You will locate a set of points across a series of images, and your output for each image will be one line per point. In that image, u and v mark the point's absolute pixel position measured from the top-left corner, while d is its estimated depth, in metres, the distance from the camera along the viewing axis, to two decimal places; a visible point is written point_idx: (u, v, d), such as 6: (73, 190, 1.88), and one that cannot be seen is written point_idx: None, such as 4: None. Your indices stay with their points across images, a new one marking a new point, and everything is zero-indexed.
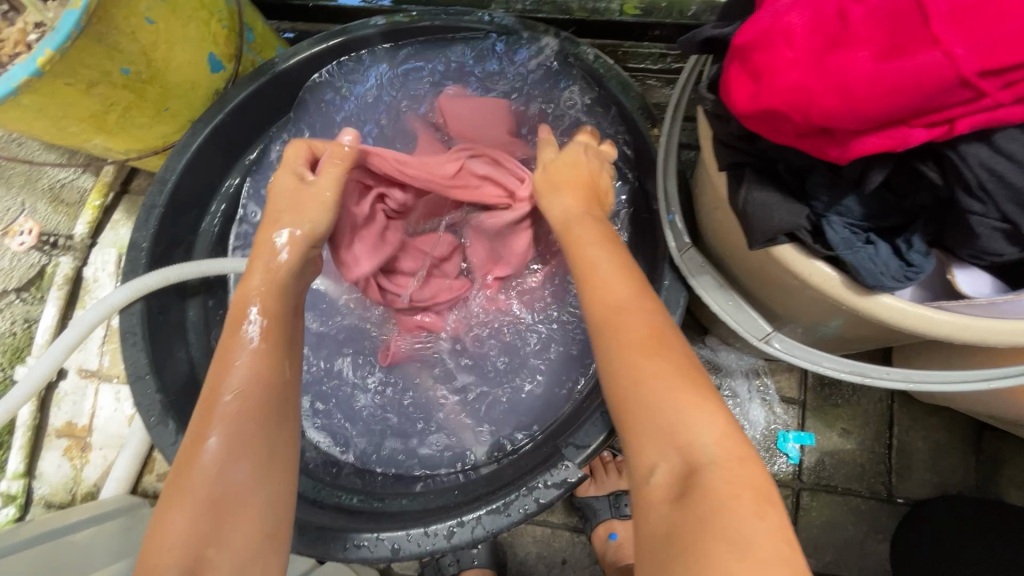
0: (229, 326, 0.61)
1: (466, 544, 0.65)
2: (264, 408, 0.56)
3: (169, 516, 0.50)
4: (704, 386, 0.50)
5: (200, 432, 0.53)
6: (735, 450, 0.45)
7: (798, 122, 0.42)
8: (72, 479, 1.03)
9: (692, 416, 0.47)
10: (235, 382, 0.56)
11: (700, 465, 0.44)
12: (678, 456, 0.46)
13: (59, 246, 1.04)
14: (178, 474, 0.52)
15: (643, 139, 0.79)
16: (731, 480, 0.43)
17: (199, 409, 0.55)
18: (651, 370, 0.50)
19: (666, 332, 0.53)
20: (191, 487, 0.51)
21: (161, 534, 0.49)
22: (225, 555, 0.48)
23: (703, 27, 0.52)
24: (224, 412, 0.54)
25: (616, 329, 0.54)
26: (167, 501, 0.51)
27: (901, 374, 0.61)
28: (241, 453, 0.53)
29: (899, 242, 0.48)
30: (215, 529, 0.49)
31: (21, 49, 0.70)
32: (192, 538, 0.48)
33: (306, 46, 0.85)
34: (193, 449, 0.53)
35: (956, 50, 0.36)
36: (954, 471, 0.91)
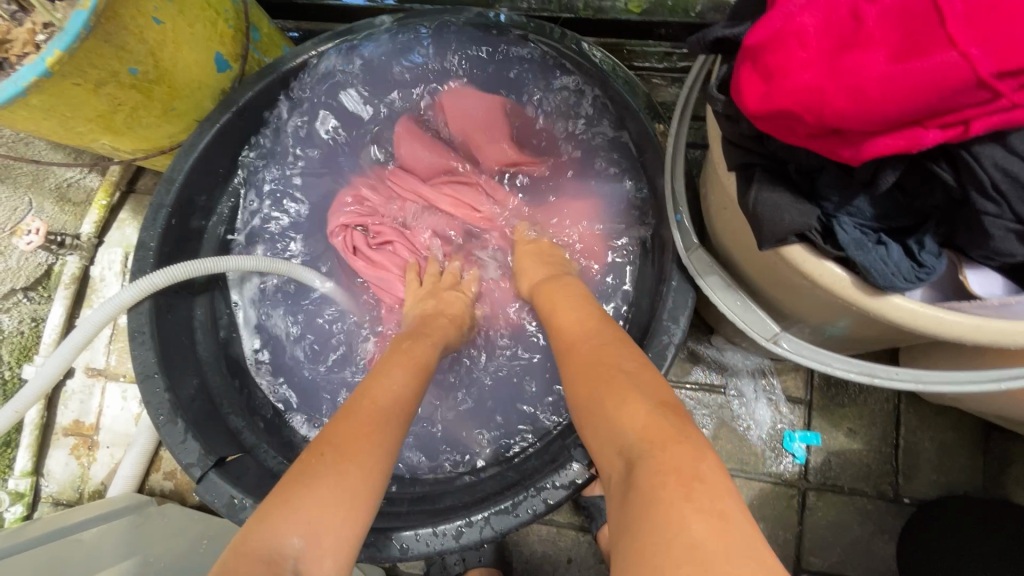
0: (389, 354, 0.67)
1: (475, 544, 0.66)
2: (405, 423, 0.59)
3: (298, 495, 0.48)
4: (647, 391, 0.51)
5: (357, 427, 0.54)
6: (663, 438, 0.45)
7: (810, 123, 0.42)
8: (79, 477, 1.04)
9: (622, 421, 0.49)
10: (391, 393, 0.60)
11: (634, 460, 0.45)
12: (619, 460, 0.47)
13: (67, 245, 1.02)
14: (323, 458, 0.51)
15: (650, 139, 0.79)
16: (658, 469, 0.43)
17: (346, 410, 0.57)
18: (590, 395, 0.53)
19: (603, 355, 0.57)
20: (339, 473, 0.50)
21: (283, 515, 0.47)
22: (336, 547, 0.47)
23: (713, 26, 0.52)
24: (383, 417, 0.57)
25: (576, 355, 0.60)
26: (300, 483, 0.50)
27: (910, 374, 0.62)
28: (389, 455, 0.54)
29: (911, 243, 0.48)
30: (338, 519, 0.48)
31: (29, 50, 0.70)
32: (314, 523, 0.47)
33: (311, 45, 0.85)
34: (352, 438, 0.53)
35: (972, 50, 0.35)
36: (960, 471, 0.91)
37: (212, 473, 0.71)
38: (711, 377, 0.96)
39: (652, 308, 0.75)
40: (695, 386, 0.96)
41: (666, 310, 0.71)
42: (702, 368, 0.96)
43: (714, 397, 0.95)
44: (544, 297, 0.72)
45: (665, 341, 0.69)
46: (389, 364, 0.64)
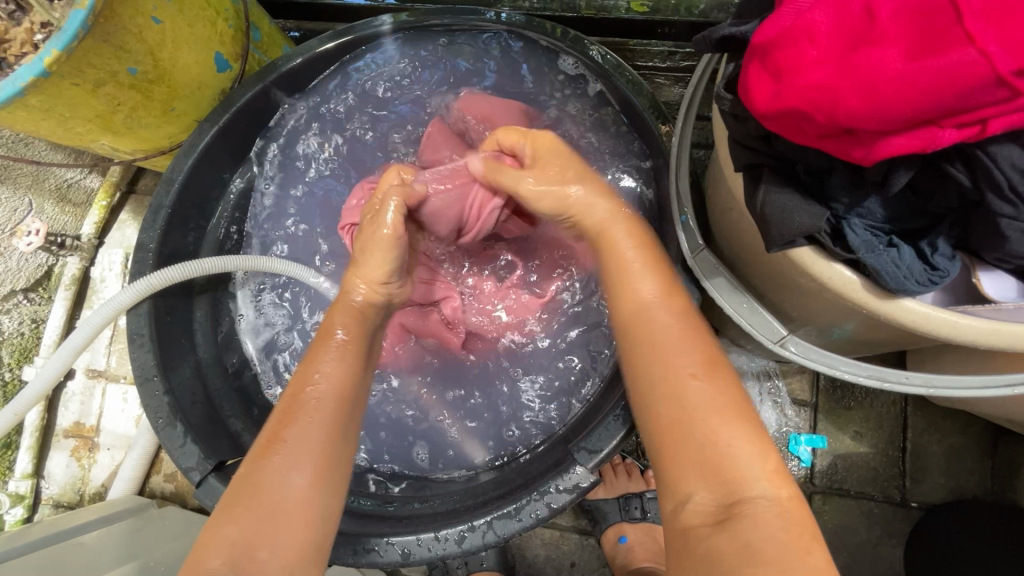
0: (315, 336, 0.62)
1: (477, 549, 0.65)
2: (339, 415, 0.56)
3: (230, 513, 0.49)
4: (752, 418, 0.48)
5: (273, 435, 0.53)
6: (785, 483, 0.45)
7: (821, 123, 0.41)
8: (79, 479, 1.03)
9: (736, 449, 0.46)
10: (320, 386, 0.56)
11: (745, 496, 0.43)
12: (718, 488, 0.44)
13: (67, 246, 1.02)
14: (245, 476, 0.51)
15: (655, 138, 0.77)
16: (781, 516, 0.42)
17: (274, 415, 0.55)
18: (707, 404, 0.48)
19: (705, 355, 0.51)
20: (256, 487, 0.50)
21: (218, 532, 0.48)
22: (278, 560, 0.47)
23: (719, 25, 0.51)
24: (302, 417, 0.54)
25: (645, 334, 0.53)
26: (228, 503, 0.50)
27: (920, 378, 0.60)
28: (306, 460, 0.52)
29: (923, 244, 0.47)
30: (268, 534, 0.48)
31: (27, 50, 0.69)
32: (240, 541, 0.47)
33: (313, 45, 0.84)
34: (267, 449, 0.52)
35: (991, 48, 0.34)
36: (969, 475, 0.90)
37: (212, 477, 0.70)
38: None
39: None
40: None
41: None
42: None
43: None
44: (610, 247, 0.61)
45: None
46: (317, 350, 0.60)
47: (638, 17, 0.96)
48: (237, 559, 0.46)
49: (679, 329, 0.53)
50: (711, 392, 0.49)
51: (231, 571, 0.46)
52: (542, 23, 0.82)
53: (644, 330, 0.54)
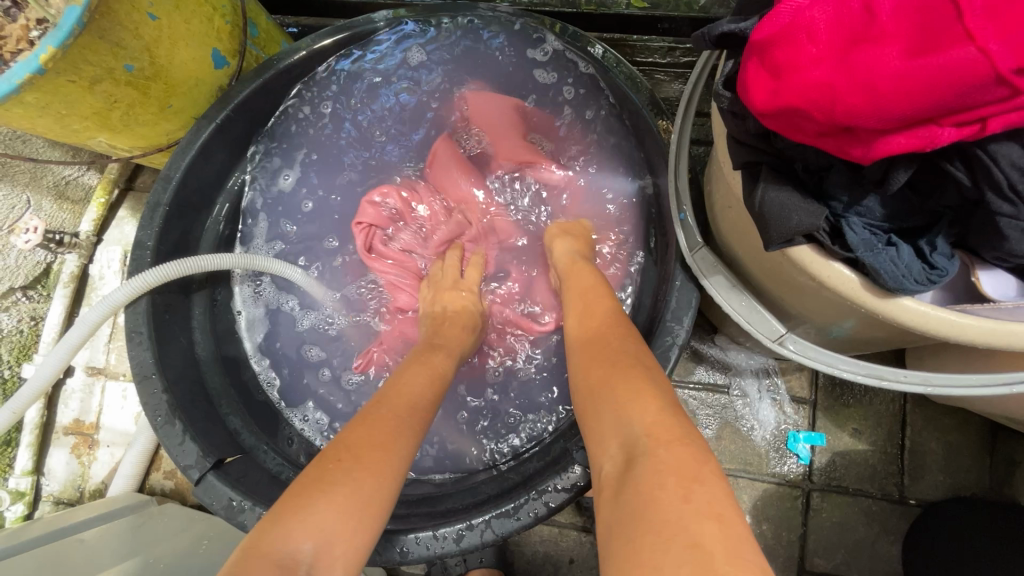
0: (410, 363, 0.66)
1: (475, 548, 0.65)
2: (419, 434, 0.57)
3: (315, 496, 0.47)
4: (664, 391, 0.50)
5: (375, 436, 0.53)
6: (674, 437, 0.45)
7: (819, 121, 0.41)
8: (79, 476, 1.03)
9: (632, 413, 0.48)
10: (414, 403, 0.59)
11: (637, 454, 0.45)
12: (621, 450, 0.46)
13: (64, 244, 1.02)
14: (336, 464, 0.49)
15: (654, 135, 0.77)
16: (660, 465, 0.42)
17: (368, 411, 0.56)
18: (603, 379, 0.54)
19: (628, 352, 0.56)
20: (348, 477, 0.48)
21: (304, 514, 0.45)
22: (348, 557, 0.45)
23: (718, 21, 0.50)
24: (395, 423, 0.55)
25: (582, 353, 0.60)
26: (315, 489, 0.47)
27: (919, 377, 0.60)
28: (398, 468, 0.52)
29: (922, 243, 0.47)
30: (355, 528, 0.46)
31: (23, 46, 0.69)
32: (327, 530, 0.45)
33: (308, 43, 0.83)
34: (362, 442, 0.52)
35: (991, 46, 0.34)
36: (967, 472, 0.90)
37: (210, 475, 0.70)
38: (714, 376, 0.95)
39: (655, 308, 0.74)
40: (698, 386, 0.95)
41: (668, 310, 0.69)
42: (705, 367, 0.95)
43: (718, 398, 0.94)
44: (570, 287, 0.72)
45: (668, 342, 0.68)
46: (409, 370, 0.65)
47: (637, 13, 0.96)
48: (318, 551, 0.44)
49: (602, 334, 0.61)
50: (619, 375, 0.53)
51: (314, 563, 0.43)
52: (540, 19, 0.82)
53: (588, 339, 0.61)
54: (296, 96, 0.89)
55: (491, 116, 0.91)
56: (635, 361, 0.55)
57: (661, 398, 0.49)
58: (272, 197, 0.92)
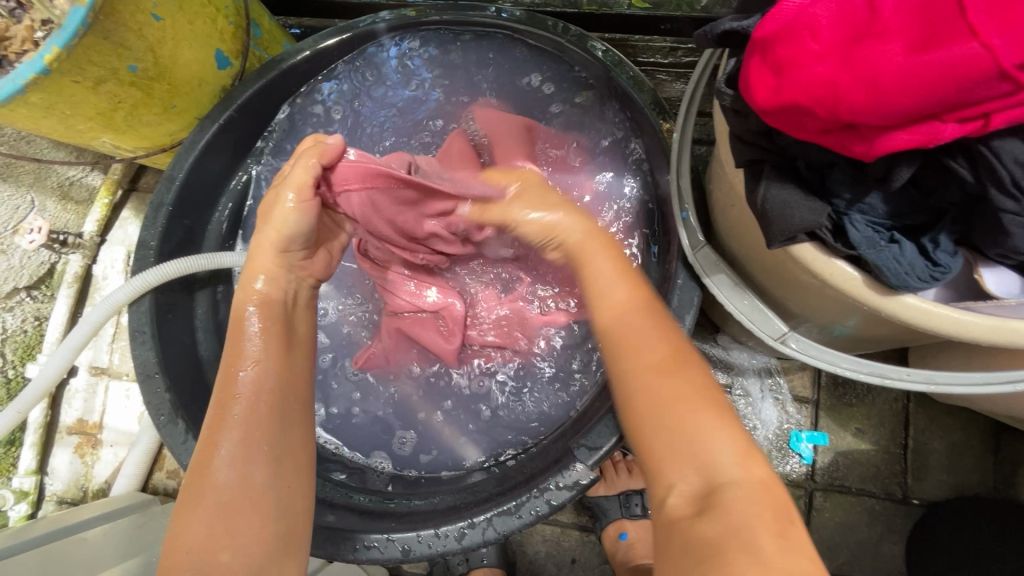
0: (238, 338, 0.60)
1: (477, 546, 0.65)
2: (272, 413, 0.55)
3: (189, 514, 0.50)
4: (722, 405, 0.50)
5: (213, 441, 0.54)
6: (758, 472, 0.46)
7: (822, 118, 0.40)
8: (83, 476, 1.04)
9: (711, 441, 0.47)
10: (254, 382, 0.56)
11: (721, 484, 0.45)
12: (698, 475, 0.46)
13: (69, 243, 1.02)
14: (189, 485, 0.52)
15: (656, 135, 0.77)
16: (755, 502, 0.43)
17: (210, 419, 0.55)
18: (669, 390, 0.50)
19: (688, 360, 0.53)
20: (199, 494, 0.51)
21: (183, 534, 0.49)
22: (240, 557, 0.48)
23: (720, 19, 0.50)
24: (231, 417, 0.54)
25: (625, 339, 0.54)
26: (184, 510, 0.51)
27: (921, 375, 0.60)
28: (253, 455, 0.53)
29: (925, 240, 0.47)
30: (228, 533, 0.49)
31: (28, 47, 0.69)
32: (202, 542, 0.48)
33: (311, 42, 0.83)
34: (204, 456, 0.53)
35: (994, 41, 0.34)
36: (970, 472, 0.90)
37: None
38: (717, 376, 0.95)
39: None
40: None
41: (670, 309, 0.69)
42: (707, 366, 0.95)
43: None
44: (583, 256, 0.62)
45: None
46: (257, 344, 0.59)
47: (639, 13, 0.95)
48: (198, 562, 0.47)
49: (651, 326, 0.55)
50: (687, 389, 0.50)
51: (196, 575, 0.47)
52: (542, 18, 0.82)
53: (622, 321, 0.55)
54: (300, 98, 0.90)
55: (496, 125, 0.88)
56: (692, 364, 0.53)
57: (728, 421, 0.49)
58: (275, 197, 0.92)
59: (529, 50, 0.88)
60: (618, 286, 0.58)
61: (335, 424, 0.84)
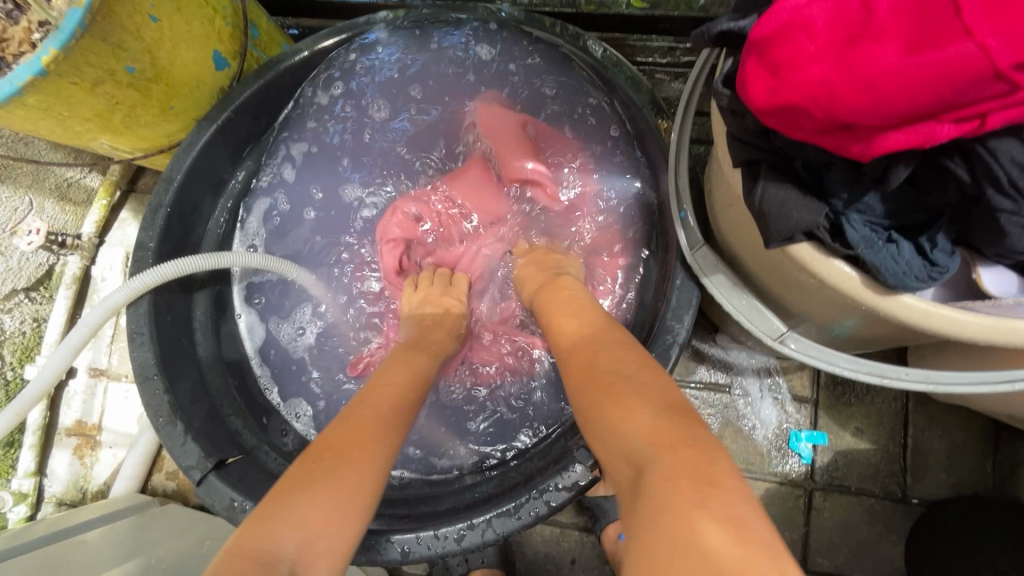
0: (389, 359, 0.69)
1: (477, 547, 0.65)
2: (397, 430, 0.58)
3: (296, 495, 0.47)
4: (642, 392, 0.51)
5: (345, 436, 0.53)
6: (665, 440, 0.45)
7: (818, 118, 0.40)
8: (82, 477, 1.04)
9: (624, 428, 0.48)
10: (384, 400, 0.60)
11: (643, 465, 0.44)
12: (629, 467, 0.46)
13: (67, 245, 1.01)
14: (314, 462, 0.50)
15: (654, 135, 0.76)
16: (664, 476, 0.42)
17: (343, 413, 0.57)
18: (591, 399, 0.53)
19: (609, 356, 0.57)
20: (328, 475, 0.49)
21: (281, 515, 0.46)
22: (332, 552, 0.46)
23: (718, 20, 0.50)
24: (366, 420, 0.56)
25: (566, 368, 0.60)
26: (282, 494, 0.48)
27: (920, 374, 0.60)
28: (380, 464, 0.53)
29: (923, 240, 0.47)
30: (330, 525, 0.47)
31: (25, 48, 0.69)
32: (302, 528, 0.46)
33: (308, 44, 0.83)
34: (342, 443, 0.53)
35: (990, 41, 0.34)
36: (970, 471, 0.90)
37: (212, 476, 0.70)
38: (716, 376, 0.95)
39: (656, 306, 0.75)
40: (700, 385, 0.95)
41: (670, 309, 0.70)
42: (706, 366, 0.95)
43: (719, 397, 0.94)
44: (548, 306, 0.71)
45: (669, 340, 0.69)
46: (384, 370, 0.66)
47: (637, 12, 0.96)
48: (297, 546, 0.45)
49: (583, 341, 0.61)
50: (607, 390, 0.52)
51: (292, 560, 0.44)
52: (540, 19, 0.81)
53: (568, 349, 0.62)
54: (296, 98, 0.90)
55: (494, 125, 0.89)
56: (616, 361, 0.56)
57: (642, 400, 0.50)
58: (271, 195, 0.91)
59: (526, 53, 0.89)
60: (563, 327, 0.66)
61: None
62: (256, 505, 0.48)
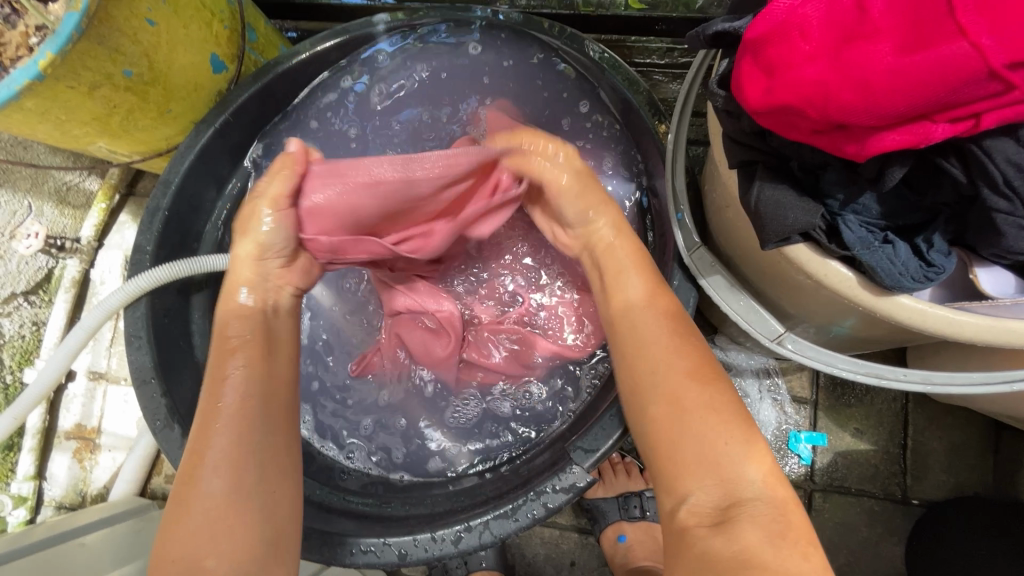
0: (217, 342, 0.61)
1: (474, 550, 0.65)
2: (257, 420, 0.56)
3: (174, 528, 0.51)
4: (753, 424, 0.52)
5: (193, 461, 0.53)
6: (781, 489, 0.48)
7: (814, 118, 0.40)
8: (81, 481, 1.04)
9: (734, 456, 0.49)
10: (231, 392, 0.57)
11: (742, 499, 0.48)
12: (719, 489, 0.49)
13: (66, 249, 1.02)
14: (176, 494, 0.53)
15: (653, 136, 0.77)
16: (779, 517, 0.46)
17: (195, 421, 0.56)
18: (696, 404, 0.52)
19: (711, 372, 0.55)
20: (186, 504, 0.52)
21: (167, 550, 0.50)
22: (226, 563, 0.49)
23: (713, 20, 0.50)
24: (214, 426, 0.55)
25: (643, 351, 0.58)
26: (170, 520, 0.52)
27: (919, 375, 0.60)
28: (239, 462, 0.53)
29: (919, 240, 0.46)
30: (216, 544, 0.50)
31: (23, 53, 0.69)
32: (185, 558, 0.49)
33: (307, 45, 0.83)
34: (190, 465, 0.53)
35: (983, 41, 0.34)
36: (971, 472, 0.89)
37: None
38: None
39: None
40: None
41: None
42: None
43: None
44: (614, 275, 0.66)
45: None
46: (223, 355, 0.60)
47: (636, 14, 0.96)
48: (185, 571, 0.49)
49: (675, 338, 0.57)
50: (701, 407, 0.52)
51: None
52: (537, 20, 0.82)
53: (638, 332, 0.59)
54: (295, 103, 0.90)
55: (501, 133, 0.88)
56: (720, 371, 0.56)
57: (750, 434, 0.51)
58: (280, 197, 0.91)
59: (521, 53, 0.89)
60: (643, 295, 0.62)
61: (333, 430, 0.83)
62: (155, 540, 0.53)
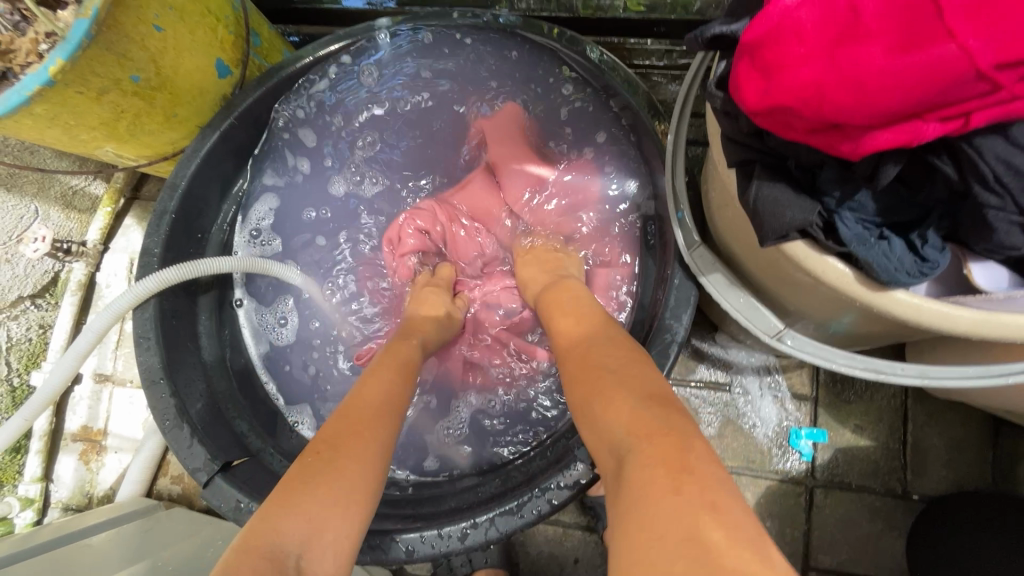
0: (381, 355, 0.66)
1: (480, 546, 0.66)
2: (399, 432, 0.58)
3: (299, 496, 0.47)
4: (636, 387, 0.51)
5: (348, 439, 0.53)
6: (654, 432, 0.44)
7: (809, 118, 0.42)
8: (88, 482, 1.04)
9: (611, 417, 0.48)
10: (392, 398, 0.59)
11: (624, 457, 0.44)
12: (614, 457, 0.46)
13: (72, 252, 1.04)
14: (320, 462, 0.50)
15: (653, 137, 0.78)
16: (643, 467, 0.42)
17: (350, 406, 0.57)
18: (584, 390, 0.53)
19: (602, 350, 0.58)
20: (329, 473, 0.49)
21: (287, 514, 0.46)
22: (336, 549, 0.46)
23: (710, 23, 0.51)
24: (378, 418, 0.56)
25: (564, 358, 0.61)
26: (295, 488, 0.47)
27: (916, 370, 0.61)
28: (384, 461, 0.53)
29: (914, 236, 0.48)
30: (342, 525, 0.47)
31: (33, 59, 0.70)
32: (307, 527, 0.45)
33: (310, 50, 0.84)
34: (351, 442, 0.52)
35: (971, 42, 0.35)
36: (970, 467, 0.90)
37: (218, 477, 0.71)
38: (716, 374, 0.96)
39: (655, 305, 0.76)
40: (700, 384, 0.96)
41: (668, 308, 0.71)
42: (706, 365, 0.96)
43: (719, 395, 0.95)
44: (551, 305, 0.71)
45: (667, 338, 0.70)
46: (384, 362, 0.64)
47: (635, 16, 0.96)
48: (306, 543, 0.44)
49: (577, 339, 0.62)
50: (598, 377, 0.54)
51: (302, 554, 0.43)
52: (539, 24, 0.82)
53: (569, 345, 0.62)
54: (301, 91, 0.88)
55: (500, 134, 0.92)
56: (612, 349, 0.58)
57: (639, 390, 0.50)
58: (282, 195, 0.93)
59: (517, 48, 0.90)
60: (561, 322, 0.67)
61: None
62: (261, 502, 0.47)
